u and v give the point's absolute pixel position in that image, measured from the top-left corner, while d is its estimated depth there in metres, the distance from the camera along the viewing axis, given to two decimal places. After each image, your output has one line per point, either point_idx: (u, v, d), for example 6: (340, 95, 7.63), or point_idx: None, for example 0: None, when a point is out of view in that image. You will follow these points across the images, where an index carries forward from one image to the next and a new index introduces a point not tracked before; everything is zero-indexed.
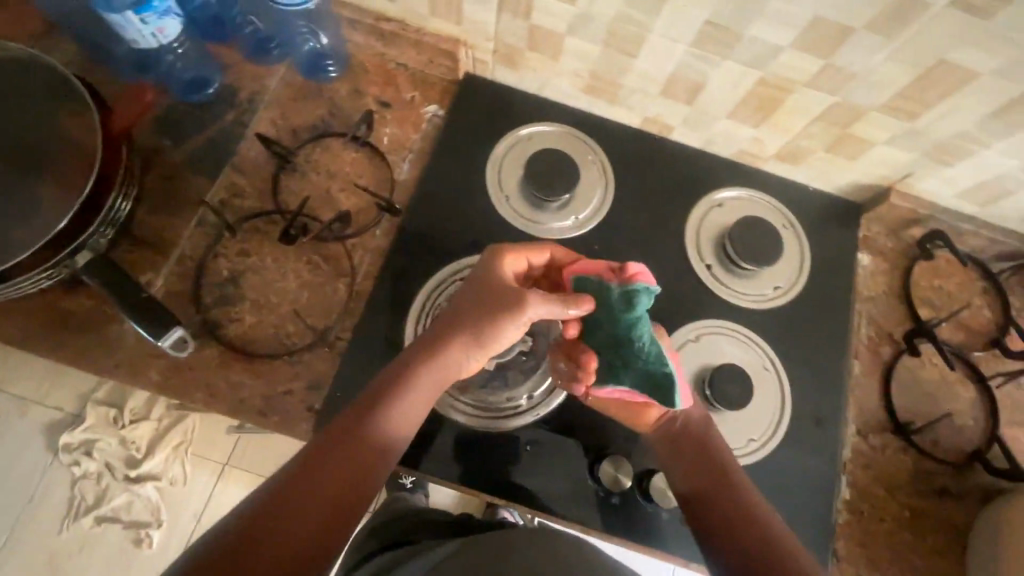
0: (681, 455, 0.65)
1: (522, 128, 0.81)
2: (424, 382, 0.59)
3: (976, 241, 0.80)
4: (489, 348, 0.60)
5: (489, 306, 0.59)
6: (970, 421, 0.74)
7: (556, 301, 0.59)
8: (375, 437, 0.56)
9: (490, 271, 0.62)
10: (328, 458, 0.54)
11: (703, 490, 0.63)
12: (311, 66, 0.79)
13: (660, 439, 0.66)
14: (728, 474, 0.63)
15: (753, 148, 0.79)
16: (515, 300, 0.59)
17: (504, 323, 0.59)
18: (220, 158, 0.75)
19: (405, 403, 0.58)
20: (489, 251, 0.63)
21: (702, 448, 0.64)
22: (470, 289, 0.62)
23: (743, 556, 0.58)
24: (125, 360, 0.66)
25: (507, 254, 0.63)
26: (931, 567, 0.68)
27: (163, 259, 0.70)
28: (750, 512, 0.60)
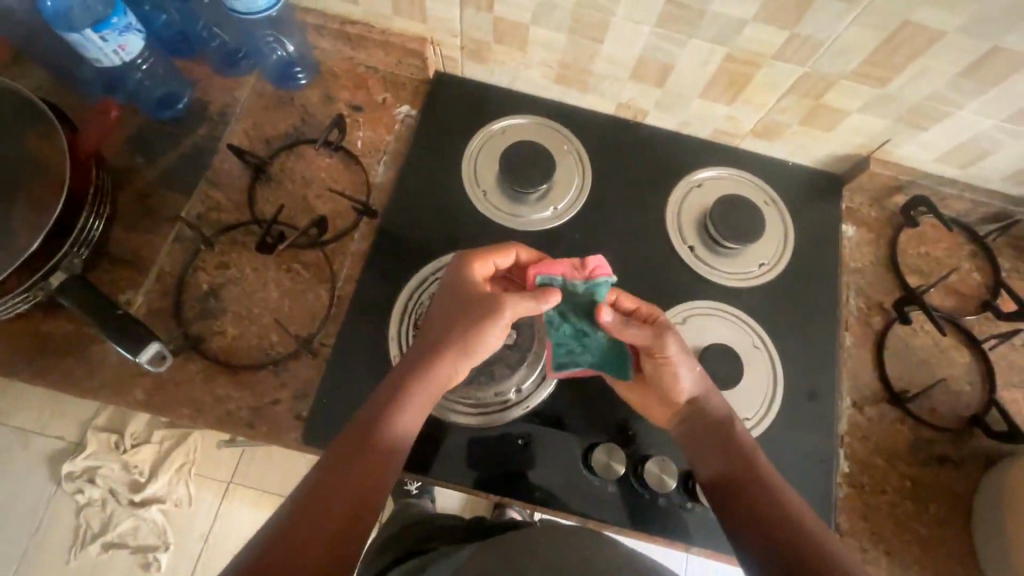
0: (705, 449, 0.63)
1: (495, 122, 0.81)
2: (417, 392, 0.58)
3: (960, 205, 0.79)
4: (477, 351, 0.59)
5: (468, 311, 0.58)
6: (966, 386, 0.73)
7: (529, 297, 0.58)
8: (376, 454, 0.55)
9: (464, 277, 0.61)
10: (333, 477, 0.54)
11: (728, 482, 0.60)
12: (279, 75, 0.79)
13: (684, 436, 0.64)
14: (753, 464, 0.61)
15: (729, 127, 0.79)
16: (491, 302, 0.58)
17: (484, 324, 0.58)
18: (195, 173, 0.74)
19: (401, 414, 0.57)
20: (458, 258, 0.63)
21: (723, 440, 0.62)
22: (448, 296, 0.61)
23: (770, 539, 0.55)
24: (109, 380, 0.65)
25: (479, 258, 0.62)
26: (937, 536, 0.67)
27: (142, 277, 0.69)
28: (776, 500, 0.58)
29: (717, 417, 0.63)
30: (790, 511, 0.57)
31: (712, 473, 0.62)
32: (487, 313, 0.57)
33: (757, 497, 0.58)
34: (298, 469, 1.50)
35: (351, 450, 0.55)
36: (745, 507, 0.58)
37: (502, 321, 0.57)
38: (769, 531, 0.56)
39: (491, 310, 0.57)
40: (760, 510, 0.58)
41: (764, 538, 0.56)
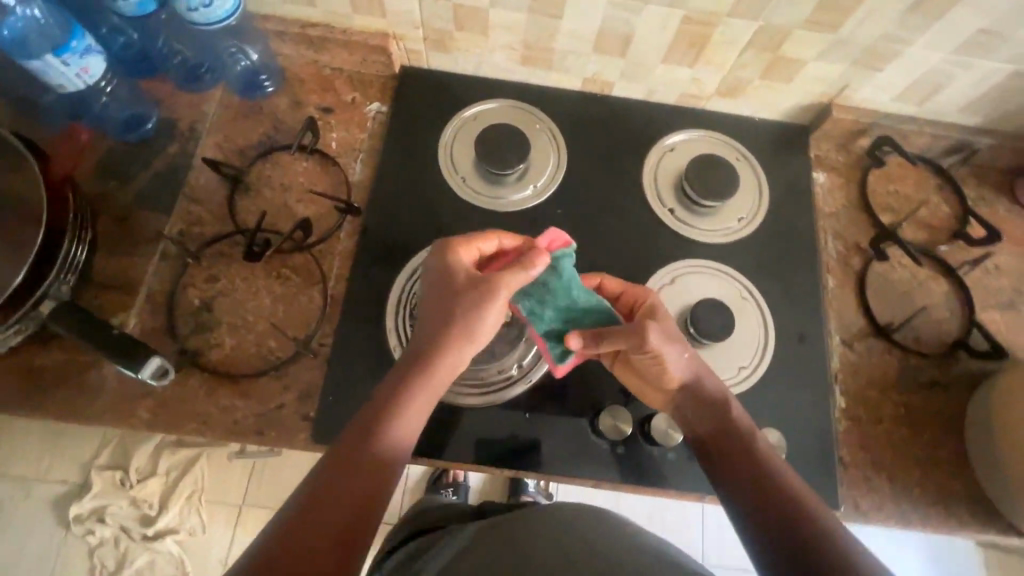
0: (701, 434, 0.62)
1: (466, 109, 0.82)
2: (418, 393, 0.58)
3: (922, 140, 0.82)
4: (478, 340, 0.59)
5: (464, 300, 0.58)
6: (947, 313, 0.76)
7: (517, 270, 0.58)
8: (377, 461, 0.54)
9: (451, 266, 0.60)
10: (330, 485, 0.53)
11: (728, 468, 0.59)
12: (245, 85, 0.79)
13: (682, 421, 0.64)
14: (753, 448, 0.59)
15: (693, 89, 0.81)
16: (488, 290, 0.58)
17: (484, 313, 0.58)
18: (172, 190, 0.74)
19: (402, 417, 0.57)
20: (441, 244, 0.62)
21: (720, 424, 0.61)
22: (439, 290, 0.60)
23: (771, 516, 0.55)
24: (111, 403, 0.65)
25: (465, 245, 0.61)
26: (935, 456, 0.70)
27: (131, 298, 0.69)
28: (779, 483, 0.57)
29: (711, 397, 0.62)
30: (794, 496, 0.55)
31: (710, 457, 0.61)
32: (486, 301, 0.58)
33: (757, 481, 0.57)
34: None
35: (348, 460, 0.54)
36: (744, 492, 0.57)
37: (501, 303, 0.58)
38: (768, 515, 0.55)
39: (491, 296, 0.58)
40: (757, 494, 0.56)
41: (758, 518, 0.55)
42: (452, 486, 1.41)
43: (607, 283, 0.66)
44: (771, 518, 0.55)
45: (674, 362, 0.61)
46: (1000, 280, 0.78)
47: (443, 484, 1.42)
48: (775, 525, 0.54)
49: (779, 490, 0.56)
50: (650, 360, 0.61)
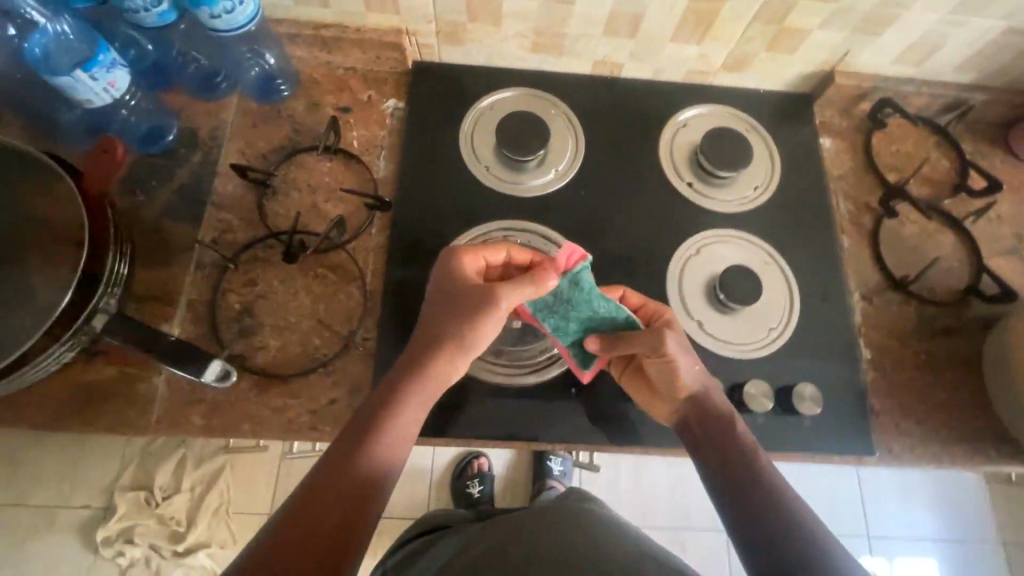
0: (707, 450, 0.63)
1: (482, 100, 0.83)
2: (415, 399, 0.59)
3: (919, 100, 0.86)
4: (475, 347, 0.60)
5: (464, 307, 0.59)
6: (956, 262, 0.80)
7: (524, 285, 0.59)
8: (372, 467, 0.55)
9: (452, 272, 0.62)
10: (325, 489, 0.54)
11: (733, 485, 0.60)
12: (262, 90, 0.80)
13: (686, 434, 0.65)
14: (758, 468, 0.61)
15: (700, 66, 0.84)
16: (486, 299, 0.59)
17: (483, 320, 0.59)
18: (200, 199, 0.75)
19: (398, 423, 0.58)
20: (446, 249, 0.64)
21: (724, 440, 0.63)
22: (439, 295, 0.61)
23: (762, 534, 0.57)
24: (164, 412, 0.66)
25: (468, 253, 0.63)
26: (958, 397, 0.74)
27: (172, 309, 0.70)
28: (784, 504, 0.59)
29: (719, 415, 0.64)
30: (798, 517, 0.58)
31: (712, 472, 0.62)
32: (484, 309, 0.59)
33: (759, 498, 0.59)
34: None
35: (345, 467, 0.55)
36: (747, 509, 0.59)
37: (500, 311, 0.59)
38: (770, 535, 0.57)
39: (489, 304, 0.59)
40: (762, 516, 0.58)
41: (748, 530, 0.58)
42: (478, 476, 1.44)
43: (629, 295, 0.68)
44: (775, 539, 0.56)
45: (685, 367, 0.64)
46: (1002, 228, 0.83)
47: (469, 475, 1.44)
48: (766, 541, 0.57)
49: (783, 512, 0.58)
50: (663, 366, 0.63)
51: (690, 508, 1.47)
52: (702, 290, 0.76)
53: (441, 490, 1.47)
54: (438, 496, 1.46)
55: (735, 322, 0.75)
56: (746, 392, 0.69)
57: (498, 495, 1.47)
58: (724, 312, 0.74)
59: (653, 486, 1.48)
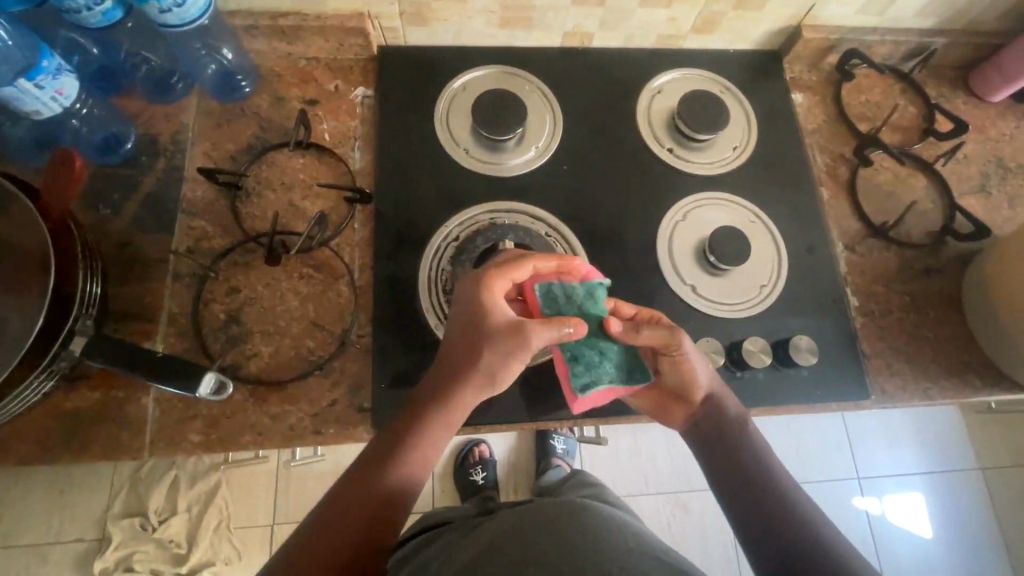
0: (715, 451, 0.63)
1: (453, 81, 0.81)
2: (439, 427, 0.57)
3: (884, 49, 0.87)
4: (501, 380, 0.58)
5: (495, 339, 0.56)
6: (930, 204, 0.83)
7: (552, 324, 0.57)
8: (391, 494, 0.55)
9: (485, 298, 0.57)
10: (350, 503, 0.53)
11: (743, 489, 0.61)
12: (221, 87, 0.76)
13: (693, 434, 0.65)
14: (767, 471, 0.61)
15: (671, 30, 0.83)
16: (518, 333, 0.56)
17: (512, 357, 0.56)
18: (169, 208, 0.71)
19: (420, 451, 0.56)
20: (478, 275, 0.59)
21: (733, 443, 0.63)
22: (469, 318, 0.58)
23: (764, 529, 0.58)
24: (158, 434, 0.63)
25: (507, 275, 0.59)
26: (942, 334, 0.77)
27: (153, 325, 0.67)
28: (793, 505, 0.59)
29: (730, 419, 0.64)
30: (808, 519, 0.58)
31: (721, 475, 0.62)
32: (514, 345, 0.56)
33: (769, 500, 0.59)
34: None
35: (366, 495, 0.54)
36: (757, 511, 0.59)
37: (528, 349, 0.56)
38: (771, 528, 0.57)
39: (519, 342, 0.56)
40: (771, 516, 0.58)
41: (752, 525, 0.59)
42: (481, 464, 1.44)
43: (622, 307, 0.65)
44: (784, 540, 0.56)
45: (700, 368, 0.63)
46: (970, 167, 0.85)
47: (472, 463, 1.44)
48: (770, 535, 0.57)
49: (792, 514, 0.58)
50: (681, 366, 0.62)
51: (691, 471, 1.51)
52: (692, 254, 0.76)
53: (446, 481, 1.46)
54: (442, 487, 1.46)
55: (727, 283, 0.76)
56: (744, 349, 0.70)
57: (502, 479, 1.48)
58: (716, 274, 0.75)
59: (653, 454, 1.52)
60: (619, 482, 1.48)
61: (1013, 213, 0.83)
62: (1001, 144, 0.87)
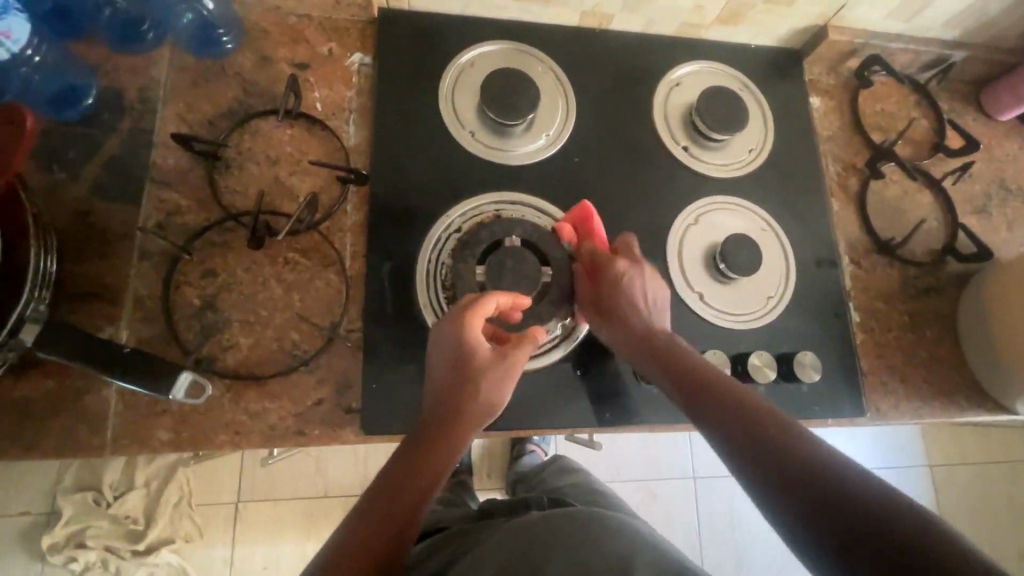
0: (697, 400, 0.55)
1: (460, 55, 0.75)
2: (440, 452, 0.53)
3: (904, 57, 0.85)
4: (497, 405, 0.58)
5: (484, 372, 0.57)
6: (934, 221, 0.82)
7: (528, 345, 0.60)
8: (412, 500, 0.50)
9: (467, 335, 0.57)
10: (364, 521, 0.49)
11: (739, 436, 0.50)
12: (199, 40, 0.68)
13: (671, 385, 0.58)
14: (771, 417, 0.51)
15: (694, 18, 0.79)
16: (504, 363, 0.58)
17: (502, 381, 0.58)
18: (136, 175, 0.63)
19: (426, 477, 0.52)
20: (454, 315, 0.58)
21: (707, 382, 0.56)
22: (452, 357, 0.57)
23: (804, 492, 0.44)
24: (121, 430, 0.57)
25: (480, 313, 0.57)
26: (936, 353, 0.77)
27: (115, 308, 0.60)
28: (800, 447, 0.47)
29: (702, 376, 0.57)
30: (824, 458, 0.45)
31: (709, 427, 0.53)
32: (503, 372, 0.58)
33: (772, 442, 0.48)
34: (309, 466, 1.45)
35: (377, 517, 0.49)
36: (761, 459, 0.48)
37: (517, 373, 0.59)
38: (810, 491, 0.44)
39: (508, 371, 0.58)
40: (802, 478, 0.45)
41: (785, 495, 0.45)
42: None
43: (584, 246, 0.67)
44: (825, 500, 0.43)
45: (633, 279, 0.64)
46: (975, 186, 0.85)
47: None
48: (815, 500, 0.43)
49: (800, 457, 0.46)
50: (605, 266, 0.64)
51: (661, 460, 1.53)
52: (701, 260, 0.74)
53: None
54: None
55: (734, 292, 0.74)
56: (750, 363, 0.69)
57: (477, 462, 1.47)
58: (725, 282, 0.73)
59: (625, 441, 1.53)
60: (593, 469, 1.49)
61: (1010, 236, 0.84)
62: (1006, 164, 0.87)
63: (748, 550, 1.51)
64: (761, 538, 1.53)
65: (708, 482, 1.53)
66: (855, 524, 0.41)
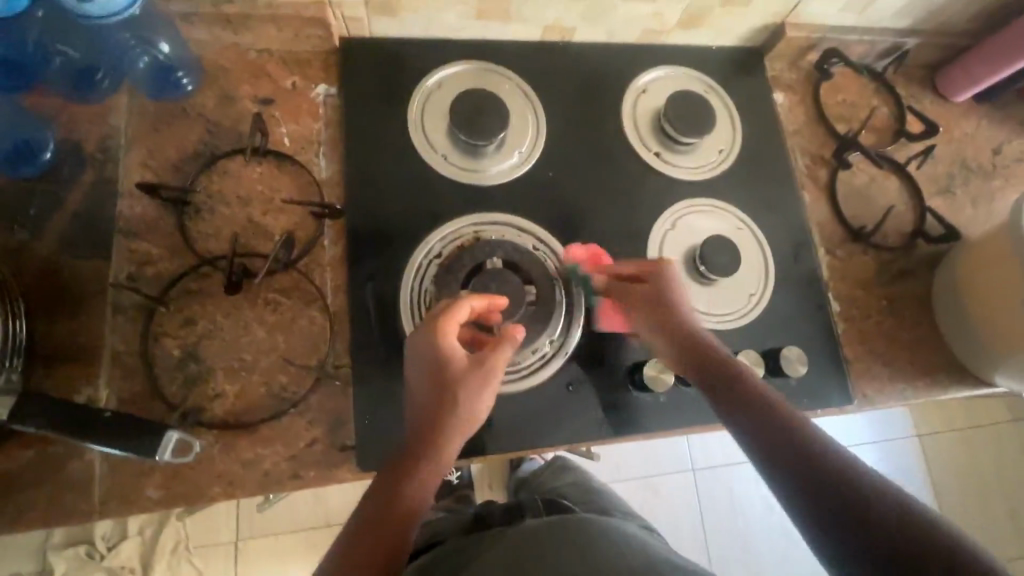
0: (726, 404, 0.59)
1: (426, 79, 0.74)
2: (425, 464, 0.53)
3: (859, 48, 0.87)
4: (479, 413, 0.57)
5: (462, 381, 0.56)
6: (902, 205, 0.84)
7: (504, 347, 0.57)
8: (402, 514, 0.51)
9: (441, 345, 0.56)
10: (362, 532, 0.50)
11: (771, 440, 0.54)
12: (157, 84, 0.66)
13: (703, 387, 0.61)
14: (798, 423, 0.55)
15: (655, 25, 0.79)
16: (478, 368, 0.57)
17: (480, 386, 0.56)
18: (104, 228, 0.62)
19: (415, 488, 0.52)
20: (425, 324, 0.57)
21: (743, 389, 0.59)
22: (428, 368, 0.56)
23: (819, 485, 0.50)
24: (109, 494, 0.56)
25: (453, 321, 0.56)
26: (916, 334, 0.79)
27: (93, 367, 0.58)
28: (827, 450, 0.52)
29: (737, 381, 0.59)
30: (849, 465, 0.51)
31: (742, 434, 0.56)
32: (481, 379, 0.56)
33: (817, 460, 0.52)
34: (307, 496, 1.43)
35: (375, 525, 0.50)
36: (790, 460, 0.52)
37: (496, 376, 0.57)
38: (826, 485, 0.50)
39: (485, 375, 0.57)
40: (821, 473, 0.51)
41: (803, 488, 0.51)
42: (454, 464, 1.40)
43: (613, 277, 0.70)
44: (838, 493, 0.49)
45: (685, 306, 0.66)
46: (938, 167, 0.88)
47: None
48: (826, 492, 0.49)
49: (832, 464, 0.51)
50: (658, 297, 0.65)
51: (659, 455, 1.54)
52: (681, 264, 0.75)
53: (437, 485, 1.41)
54: None
55: (716, 293, 0.75)
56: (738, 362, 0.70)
57: (477, 475, 1.47)
58: (706, 283, 0.73)
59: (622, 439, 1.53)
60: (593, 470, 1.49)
61: (975, 213, 0.86)
62: (965, 144, 0.90)
63: (752, 536, 1.53)
64: (763, 523, 1.55)
65: (707, 472, 1.55)
66: (861, 520, 0.47)
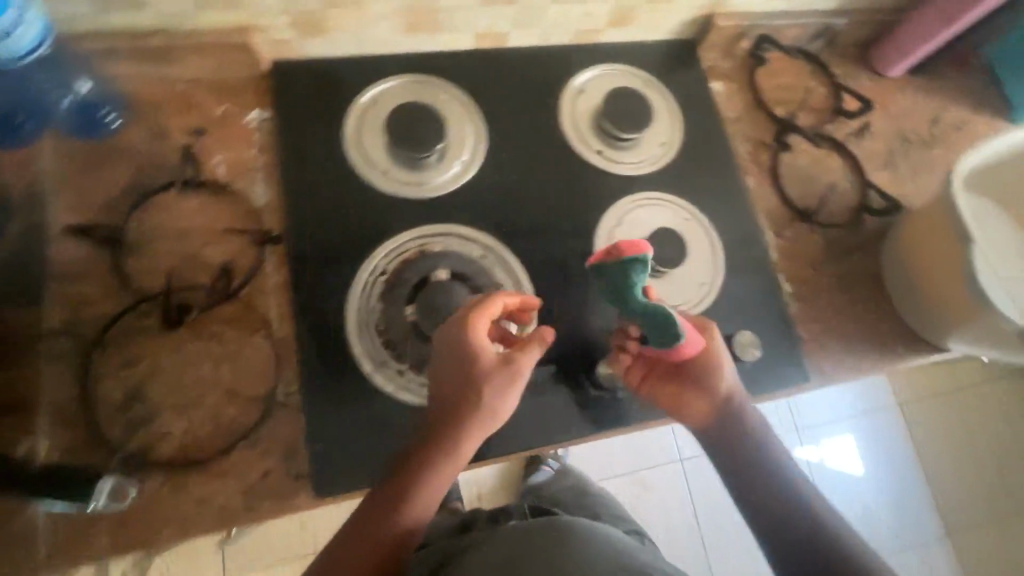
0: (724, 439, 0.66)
1: (360, 96, 0.74)
2: (443, 460, 0.56)
3: (791, 31, 0.88)
4: (504, 411, 0.58)
5: (489, 377, 0.56)
6: (846, 183, 0.86)
7: (533, 347, 0.58)
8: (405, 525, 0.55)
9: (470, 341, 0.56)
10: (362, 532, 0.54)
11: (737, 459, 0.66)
12: (80, 123, 0.64)
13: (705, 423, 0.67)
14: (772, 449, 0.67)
15: (586, 24, 0.80)
16: (506, 367, 0.57)
17: (508, 384, 0.57)
18: (33, 274, 0.60)
19: (425, 486, 0.56)
20: (454, 321, 0.57)
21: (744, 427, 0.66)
22: (457, 364, 0.56)
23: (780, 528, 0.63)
24: (55, 547, 0.54)
25: (486, 313, 0.57)
26: (869, 307, 0.80)
27: (29, 417, 0.56)
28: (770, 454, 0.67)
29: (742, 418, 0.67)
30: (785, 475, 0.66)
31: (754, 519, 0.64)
32: (510, 377, 0.57)
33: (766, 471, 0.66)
34: (294, 524, 1.40)
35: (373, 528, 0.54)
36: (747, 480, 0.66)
37: (523, 377, 0.58)
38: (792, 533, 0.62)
39: (510, 373, 0.57)
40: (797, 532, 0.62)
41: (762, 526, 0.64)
42: None
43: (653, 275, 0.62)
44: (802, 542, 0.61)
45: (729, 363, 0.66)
46: (878, 142, 0.89)
47: None
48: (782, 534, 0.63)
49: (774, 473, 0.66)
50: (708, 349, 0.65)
51: (646, 449, 1.54)
52: None
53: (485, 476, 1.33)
54: None
55: (666, 285, 0.75)
56: None
57: None
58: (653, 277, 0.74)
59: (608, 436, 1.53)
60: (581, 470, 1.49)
61: (917, 184, 0.88)
62: (903, 117, 0.91)
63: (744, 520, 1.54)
64: None
65: (695, 461, 1.55)
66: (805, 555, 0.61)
